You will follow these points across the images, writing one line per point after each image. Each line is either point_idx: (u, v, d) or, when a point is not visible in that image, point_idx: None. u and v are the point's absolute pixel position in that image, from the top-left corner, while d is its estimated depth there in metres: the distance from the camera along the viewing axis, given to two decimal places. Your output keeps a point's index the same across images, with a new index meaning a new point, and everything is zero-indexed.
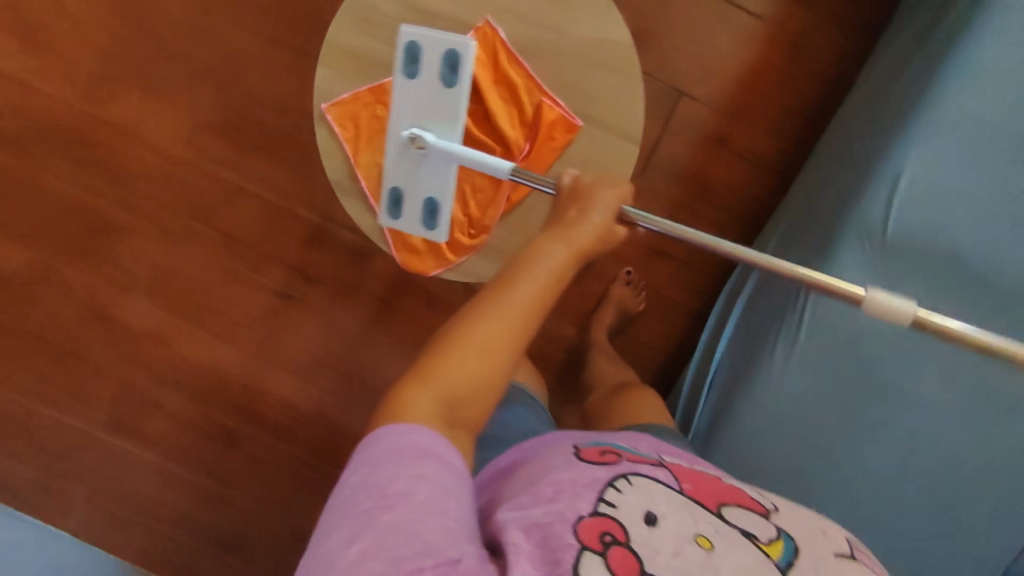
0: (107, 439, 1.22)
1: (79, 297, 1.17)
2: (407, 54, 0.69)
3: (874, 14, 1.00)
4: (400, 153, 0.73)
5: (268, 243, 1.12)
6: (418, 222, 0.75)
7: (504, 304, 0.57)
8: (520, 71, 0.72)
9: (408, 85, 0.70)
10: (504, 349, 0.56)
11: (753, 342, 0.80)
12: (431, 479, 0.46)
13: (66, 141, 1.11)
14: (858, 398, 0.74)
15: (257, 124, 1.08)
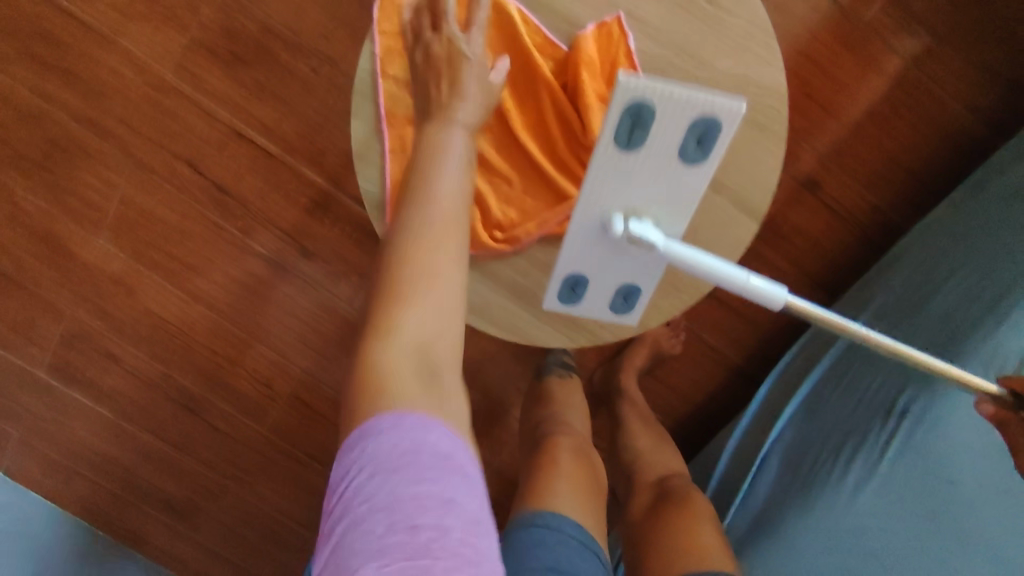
0: (50, 382, 1.07)
1: (30, 222, 0.99)
2: (626, 117, 0.44)
3: (1005, 71, 0.88)
4: (590, 245, 0.52)
5: (264, 202, 0.96)
6: (606, 307, 0.59)
7: (425, 231, 0.46)
8: None
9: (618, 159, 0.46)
10: (458, 268, 0.46)
11: (824, 447, 0.73)
12: (462, 506, 0.36)
13: (27, 35, 0.91)
14: (939, 547, 0.64)
15: (270, 59, 0.90)
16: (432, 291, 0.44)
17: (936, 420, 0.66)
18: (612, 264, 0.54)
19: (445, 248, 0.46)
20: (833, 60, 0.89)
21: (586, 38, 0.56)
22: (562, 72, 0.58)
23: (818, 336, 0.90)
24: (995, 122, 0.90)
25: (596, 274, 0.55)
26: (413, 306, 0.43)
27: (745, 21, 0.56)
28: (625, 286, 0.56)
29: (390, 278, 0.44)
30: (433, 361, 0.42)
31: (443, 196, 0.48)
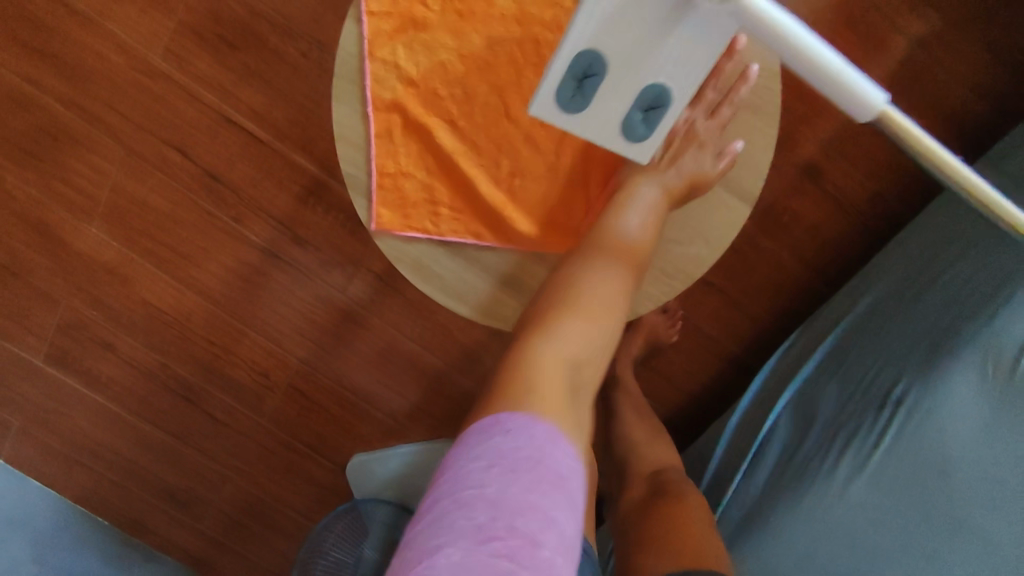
0: (47, 371, 1.07)
1: (22, 210, 0.99)
2: None
3: (1010, 53, 0.86)
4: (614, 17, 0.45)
5: (255, 189, 0.94)
6: (618, 119, 0.51)
7: (564, 327, 0.51)
8: None
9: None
10: (597, 334, 0.52)
11: (817, 438, 0.72)
12: (559, 526, 0.39)
13: (13, 19, 0.90)
14: (929, 536, 0.65)
15: (259, 43, 0.88)
16: (563, 342, 0.51)
17: (931, 412, 0.65)
18: (632, 47, 0.47)
19: (602, 289, 0.53)
20: (836, 40, 0.86)
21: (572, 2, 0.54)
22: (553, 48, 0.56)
23: (816, 326, 0.89)
24: (1002, 104, 0.87)
25: (613, 57, 0.47)
26: (557, 349, 0.50)
27: None
28: (647, 86, 0.50)
29: (536, 345, 0.50)
30: (564, 413, 0.47)
31: (605, 275, 0.54)
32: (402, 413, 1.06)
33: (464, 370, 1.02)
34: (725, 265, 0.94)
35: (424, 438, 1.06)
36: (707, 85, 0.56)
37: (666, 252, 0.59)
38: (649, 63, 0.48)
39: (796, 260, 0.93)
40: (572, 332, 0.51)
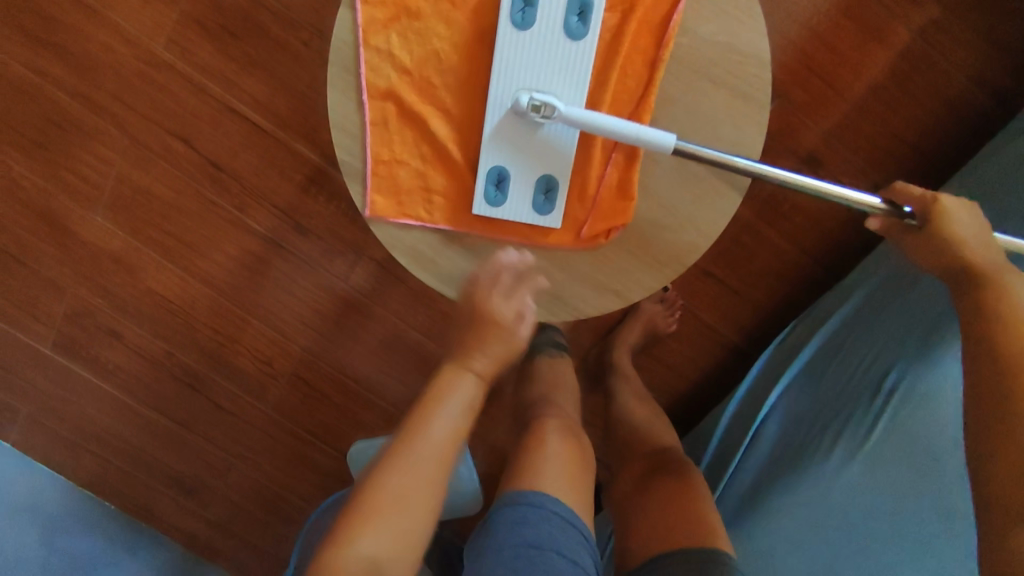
0: (56, 360, 1.09)
1: (29, 200, 1.00)
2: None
3: (1011, 39, 0.85)
4: (515, 130, 0.57)
5: (258, 179, 0.95)
6: (528, 207, 0.59)
7: (428, 439, 0.52)
8: (615, 71, 0.55)
9: (552, 35, 0.54)
10: (444, 461, 0.53)
11: (811, 428, 0.73)
12: None
13: (19, 11, 0.91)
14: (934, 529, 0.61)
15: (260, 32, 0.89)
16: (416, 471, 0.51)
17: (925, 396, 0.65)
18: (530, 146, 0.57)
19: (452, 427, 0.54)
20: (835, 29, 0.86)
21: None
22: None
23: (813, 317, 0.89)
24: (1003, 92, 0.87)
25: (517, 158, 0.58)
26: (412, 478, 0.51)
27: None
28: (546, 179, 0.58)
29: (404, 453, 0.52)
30: (395, 538, 0.48)
31: (456, 400, 0.55)
32: (403, 400, 1.07)
33: None
34: (725, 254, 0.94)
35: None
36: (699, 73, 0.55)
37: (660, 242, 0.59)
38: (547, 162, 0.58)
39: (795, 249, 0.93)
40: (426, 465, 0.52)
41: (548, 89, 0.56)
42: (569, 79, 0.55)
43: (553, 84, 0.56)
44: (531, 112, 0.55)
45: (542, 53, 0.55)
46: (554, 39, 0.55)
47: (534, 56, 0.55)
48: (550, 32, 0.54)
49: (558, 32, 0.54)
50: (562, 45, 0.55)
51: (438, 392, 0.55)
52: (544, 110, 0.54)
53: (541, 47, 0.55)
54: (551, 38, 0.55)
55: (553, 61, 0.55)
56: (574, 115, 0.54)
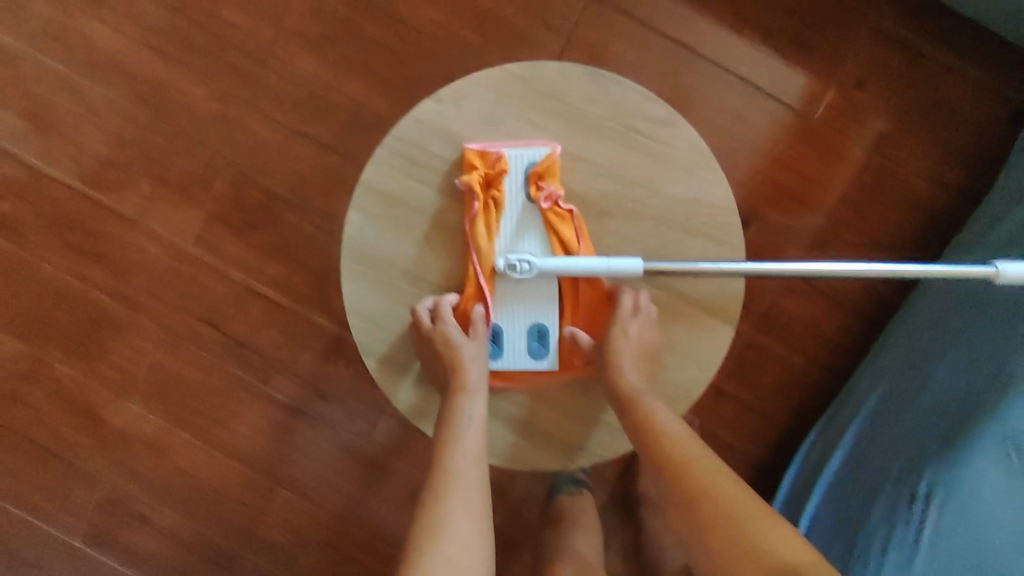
0: (87, 550, 1.08)
1: (67, 394, 1.05)
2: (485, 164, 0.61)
3: (955, 149, 0.93)
4: (500, 286, 0.62)
5: (280, 351, 1.01)
6: (525, 355, 0.62)
7: (461, 476, 0.55)
8: (570, 223, 0.60)
9: (516, 204, 0.61)
10: (483, 481, 0.56)
11: (859, 521, 0.69)
12: None
13: (65, 228, 1.02)
14: None
15: (279, 223, 0.99)
16: (467, 503, 0.54)
17: (966, 498, 0.60)
18: (514, 299, 0.62)
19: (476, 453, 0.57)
20: (794, 155, 0.95)
21: (506, 160, 0.60)
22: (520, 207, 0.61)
23: (837, 422, 0.85)
24: (963, 189, 0.93)
25: (508, 311, 0.62)
26: (463, 511, 0.54)
27: (683, 150, 0.61)
28: (537, 326, 0.62)
29: (442, 502, 0.54)
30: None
31: (469, 403, 0.59)
32: None
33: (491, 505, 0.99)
34: (738, 368, 0.94)
35: None
36: (675, 228, 0.61)
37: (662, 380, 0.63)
38: (535, 312, 0.62)
39: (803, 357, 0.94)
40: (470, 494, 0.55)
41: (520, 248, 0.61)
42: (539, 236, 0.61)
43: (524, 245, 0.61)
44: (509, 271, 0.59)
45: (510, 224, 0.61)
46: (520, 207, 0.61)
47: (504, 226, 0.61)
48: (516, 204, 0.61)
49: (522, 202, 0.61)
50: (518, 202, 0.61)
51: (450, 427, 0.58)
52: (521, 267, 0.59)
53: (510, 216, 0.61)
54: (515, 207, 0.61)
55: (519, 226, 0.61)
56: (551, 266, 0.58)
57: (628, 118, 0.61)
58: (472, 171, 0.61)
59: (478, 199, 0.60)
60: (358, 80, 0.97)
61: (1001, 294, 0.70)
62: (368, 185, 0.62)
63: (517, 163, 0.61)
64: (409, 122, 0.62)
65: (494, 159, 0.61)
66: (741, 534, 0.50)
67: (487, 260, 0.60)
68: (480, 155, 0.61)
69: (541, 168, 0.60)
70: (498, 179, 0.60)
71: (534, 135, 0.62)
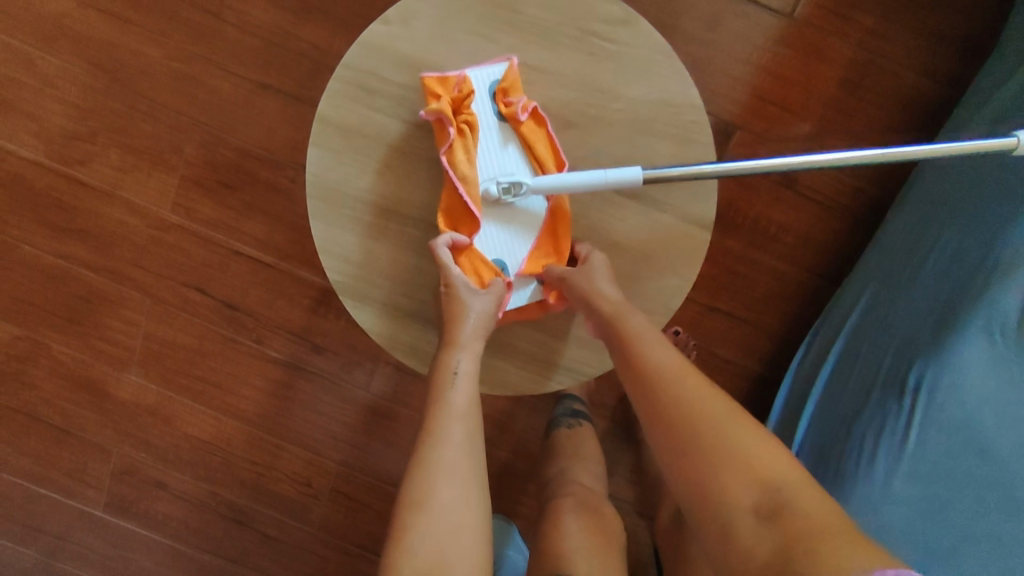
0: (110, 519, 1.11)
1: (68, 371, 1.07)
2: (454, 90, 0.58)
3: (939, 36, 0.90)
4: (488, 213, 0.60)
5: (270, 310, 1.01)
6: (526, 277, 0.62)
7: (460, 389, 0.56)
8: (545, 137, 0.59)
9: (489, 126, 0.59)
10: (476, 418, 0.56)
11: (850, 420, 0.69)
12: None
13: (40, 205, 1.00)
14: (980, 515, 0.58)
15: (252, 179, 0.98)
16: (464, 447, 0.54)
17: (955, 388, 0.60)
18: (506, 223, 0.61)
19: (466, 420, 0.55)
20: (773, 57, 0.91)
21: (470, 81, 0.58)
22: (489, 127, 0.59)
23: (830, 327, 0.85)
24: (950, 77, 0.90)
25: (504, 237, 0.61)
26: (450, 477, 0.52)
27: (643, 49, 0.59)
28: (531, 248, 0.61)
29: (440, 428, 0.54)
30: (449, 548, 0.49)
31: (470, 345, 0.58)
32: None
33: (493, 442, 1.00)
34: (727, 283, 0.94)
35: None
36: (642, 131, 0.60)
37: (646, 291, 0.63)
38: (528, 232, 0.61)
39: (792, 265, 0.93)
40: (458, 461, 0.53)
41: (501, 171, 0.59)
42: (519, 151, 0.59)
43: (506, 166, 0.59)
44: (504, 194, 0.58)
45: (487, 148, 0.59)
46: (491, 128, 0.59)
47: (481, 149, 0.59)
48: (487, 125, 0.59)
49: (494, 123, 0.59)
50: (491, 126, 0.59)
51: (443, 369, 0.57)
52: (515, 189, 0.58)
53: (485, 138, 0.59)
54: (489, 129, 0.59)
55: (492, 149, 0.59)
56: (545, 183, 0.57)
57: (583, 22, 0.59)
58: (438, 99, 0.57)
59: (452, 125, 0.57)
60: (315, 23, 0.94)
61: (994, 184, 0.67)
62: (325, 119, 0.60)
63: (481, 84, 0.59)
64: (357, 48, 0.59)
65: (456, 83, 0.58)
66: (729, 452, 0.49)
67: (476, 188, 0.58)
68: (441, 81, 0.58)
69: (506, 84, 0.58)
70: (467, 103, 0.58)
71: (491, 57, 0.59)
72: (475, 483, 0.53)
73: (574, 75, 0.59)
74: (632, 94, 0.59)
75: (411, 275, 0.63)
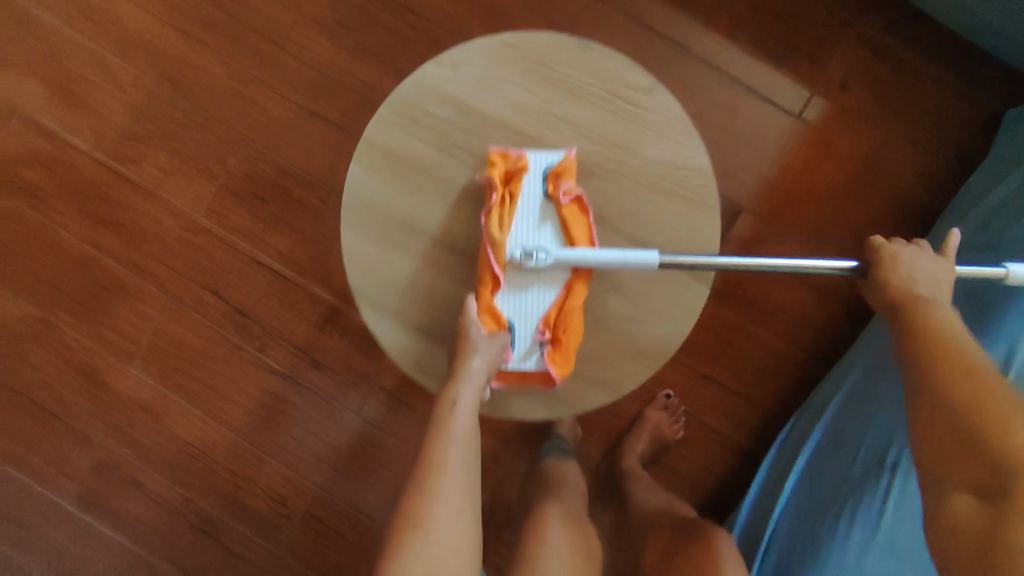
0: (78, 513, 1.10)
1: (72, 356, 1.09)
2: (511, 165, 0.65)
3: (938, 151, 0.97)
4: (509, 273, 0.65)
5: (279, 322, 1.05)
6: (532, 346, 0.65)
7: (460, 420, 0.58)
8: (583, 225, 0.64)
9: (534, 199, 0.65)
10: (475, 441, 0.59)
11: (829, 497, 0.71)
12: None
13: (84, 195, 1.07)
14: None
15: (285, 197, 1.04)
16: (463, 471, 0.56)
17: None
18: (527, 290, 0.65)
19: (466, 444, 0.58)
20: (783, 149, 0.98)
21: (527, 159, 0.65)
22: (530, 198, 0.65)
23: (807, 416, 0.88)
24: (946, 189, 0.97)
25: (521, 303, 0.65)
26: (449, 510, 0.54)
27: (664, 116, 0.65)
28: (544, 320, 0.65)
29: (443, 451, 0.56)
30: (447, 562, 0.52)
31: (477, 374, 0.60)
32: None
33: None
34: (722, 354, 0.96)
35: None
36: (652, 187, 0.65)
37: (640, 337, 0.66)
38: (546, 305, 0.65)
39: (787, 345, 0.96)
40: (456, 484, 0.56)
41: (534, 241, 0.65)
42: (555, 230, 0.65)
43: (539, 239, 0.65)
44: (525, 260, 0.63)
45: (526, 218, 0.65)
46: (535, 202, 0.65)
47: (520, 218, 0.65)
48: (532, 198, 0.65)
49: (538, 197, 0.65)
50: (536, 202, 0.65)
51: (449, 394, 0.59)
52: (537, 258, 0.63)
53: (526, 208, 0.65)
54: (534, 203, 0.65)
55: (531, 220, 0.65)
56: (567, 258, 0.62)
57: (612, 85, 0.65)
58: (494, 166, 0.64)
59: (497, 191, 0.64)
60: (368, 64, 1.02)
61: (972, 293, 0.73)
62: (372, 141, 0.66)
63: (537, 164, 0.65)
64: (410, 83, 0.66)
65: (515, 158, 0.65)
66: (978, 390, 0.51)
67: (502, 251, 0.63)
68: (503, 153, 0.65)
69: (559, 168, 0.64)
70: (519, 175, 0.64)
71: (558, 145, 0.66)
72: (469, 513, 0.56)
73: (597, 129, 0.66)
74: (648, 153, 0.65)
75: (424, 296, 0.66)
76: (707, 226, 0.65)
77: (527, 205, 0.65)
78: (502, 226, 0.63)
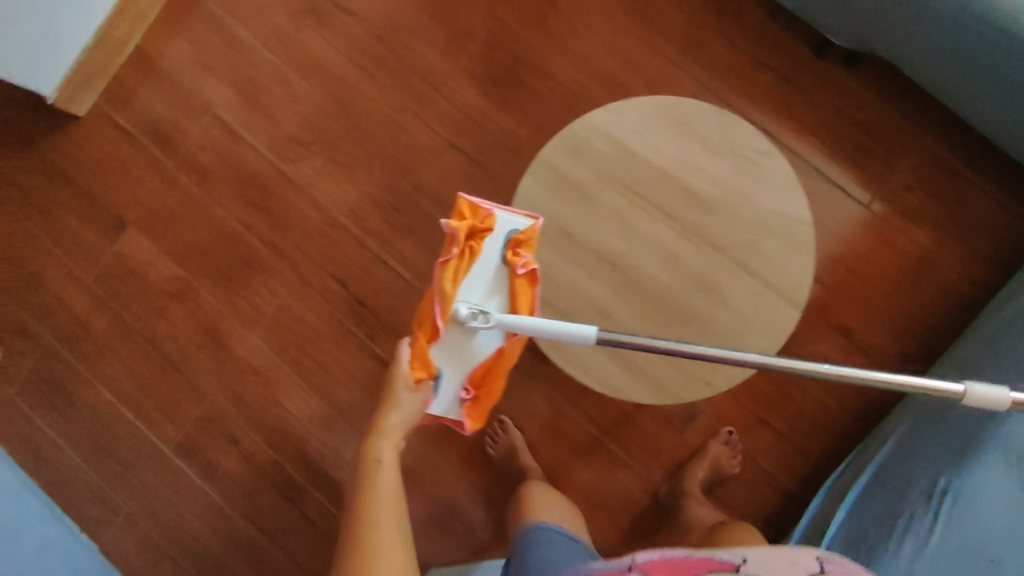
0: (176, 459, 1.21)
1: (203, 317, 1.24)
2: (482, 234, 0.81)
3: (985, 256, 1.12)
4: (449, 325, 0.82)
5: (391, 316, 1.19)
6: (452, 394, 0.85)
7: (383, 452, 0.77)
8: (528, 294, 0.81)
9: (489, 261, 0.82)
10: (398, 469, 0.77)
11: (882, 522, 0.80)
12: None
13: (246, 183, 1.25)
14: None
15: (417, 210, 1.21)
16: (388, 491, 0.74)
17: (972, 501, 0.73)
18: (460, 341, 0.83)
19: (393, 471, 0.76)
20: (849, 234, 1.14)
21: (493, 221, 0.81)
22: (490, 262, 0.81)
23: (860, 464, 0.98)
24: (990, 289, 1.11)
25: (455, 357, 0.84)
26: (388, 516, 0.70)
27: (779, 175, 0.81)
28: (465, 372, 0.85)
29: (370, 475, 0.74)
30: (389, 545, 0.66)
31: (394, 418, 0.80)
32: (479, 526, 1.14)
33: None
34: (781, 403, 1.08)
35: (502, 556, 1.11)
36: (763, 229, 0.81)
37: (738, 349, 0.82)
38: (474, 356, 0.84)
39: (840, 403, 1.08)
40: (388, 498, 0.72)
41: (487, 301, 0.81)
42: (502, 293, 0.81)
43: (491, 300, 0.81)
44: (468, 317, 0.79)
45: (478, 276, 0.81)
46: (493, 264, 0.82)
47: (475, 275, 0.81)
48: (490, 260, 0.82)
49: (494, 261, 0.82)
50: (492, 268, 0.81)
51: (370, 440, 0.78)
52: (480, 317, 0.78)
53: (479, 268, 0.81)
54: (490, 265, 0.82)
55: (482, 279, 0.82)
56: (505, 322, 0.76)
57: (739, 146, 0.82)
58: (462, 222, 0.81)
59: (458, 245, 0.79)
60: (508, 113, 1.22)
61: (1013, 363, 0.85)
62: (544, 162, 0.84)
63: (503, 228, 0.82)
64: (579, 121, 0.84)
65: (482, 217, 0.82)
66: None
67: (449, 304, 0.79)
68: (473, 210, 0.82)
69: (520, 239, 0.81)
70: (481, 235, 0.81)
71: (521, 216, 0.82)
72: (400, 515, 0.71)
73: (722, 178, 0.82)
74: (763, 202, 0.81)
75: (572, 293, 0.84)
76: (804, 266, 0.80)
77: (481, 265, 0.82)
78: (454, 282, 0.79)
